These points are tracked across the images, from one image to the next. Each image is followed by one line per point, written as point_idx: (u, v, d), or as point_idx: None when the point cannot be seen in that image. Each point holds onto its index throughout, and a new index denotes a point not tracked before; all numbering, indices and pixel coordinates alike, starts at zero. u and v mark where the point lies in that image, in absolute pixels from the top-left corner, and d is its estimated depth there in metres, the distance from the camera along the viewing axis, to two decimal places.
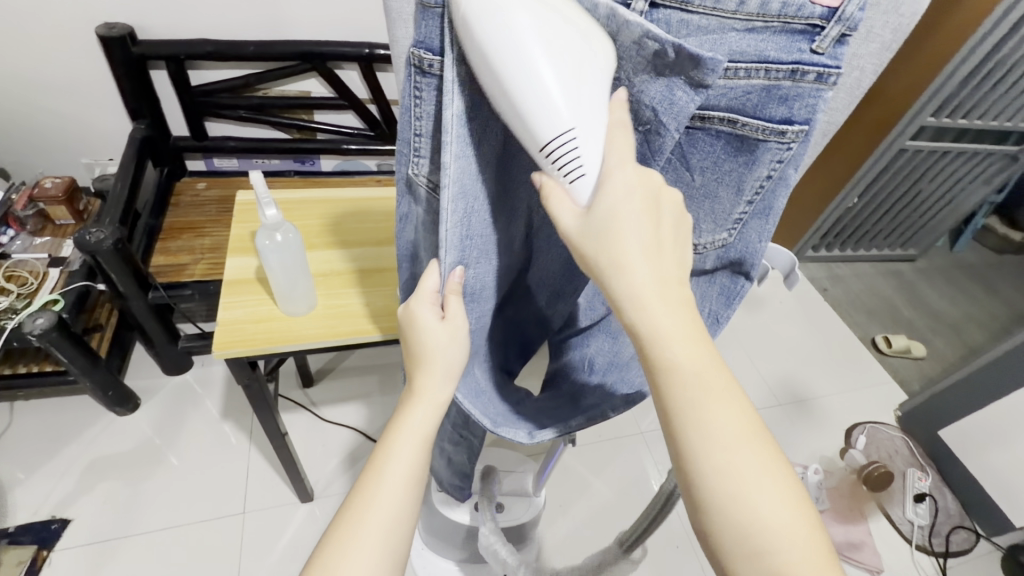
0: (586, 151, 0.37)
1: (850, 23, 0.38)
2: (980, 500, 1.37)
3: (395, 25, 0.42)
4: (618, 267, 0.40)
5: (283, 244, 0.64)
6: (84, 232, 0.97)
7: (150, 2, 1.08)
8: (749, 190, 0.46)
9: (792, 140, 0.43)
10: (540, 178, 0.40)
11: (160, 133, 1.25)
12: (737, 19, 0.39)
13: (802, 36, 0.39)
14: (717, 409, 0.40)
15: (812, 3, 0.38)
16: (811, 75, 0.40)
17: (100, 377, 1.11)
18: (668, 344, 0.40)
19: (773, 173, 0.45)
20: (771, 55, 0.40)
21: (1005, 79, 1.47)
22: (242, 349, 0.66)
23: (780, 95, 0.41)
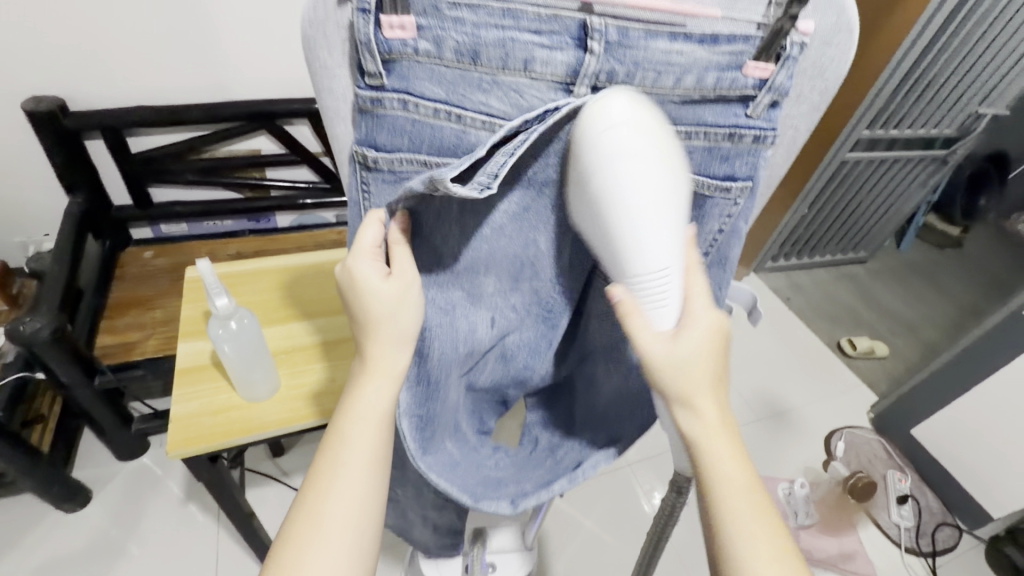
0: (670, 285, 0.42)
1: (781, 90, 0.41)
2: (958, 495, 1.41)
3: (333, 124, 0.45)
4: (687, 392, 0.44)
5: (238, 332, 0.61)
6: (16, 322, 0.89)
7: (83, 72, 1.04)
8: (703, 242, 0.47)
9: (737, 195, 0.45)
10: (617, 294, 0.43)
11: (100, 205, 1.18)
12: (676, 94, 0.41)
13: (737, 104, 0.42)
14: (756, 520, 0.43)
15: (743, 76, 0.41)
16: (748, 138, 0.43)
17: (44, 475, 1.02)
18: (723, 459, 0.44)
19: (724, 227, 0.46)
20: (710, 120, 0.42)
21: (926, 92, 1.59)
22: (199, 446, 0.61)
23: (722, 155, 0.43)
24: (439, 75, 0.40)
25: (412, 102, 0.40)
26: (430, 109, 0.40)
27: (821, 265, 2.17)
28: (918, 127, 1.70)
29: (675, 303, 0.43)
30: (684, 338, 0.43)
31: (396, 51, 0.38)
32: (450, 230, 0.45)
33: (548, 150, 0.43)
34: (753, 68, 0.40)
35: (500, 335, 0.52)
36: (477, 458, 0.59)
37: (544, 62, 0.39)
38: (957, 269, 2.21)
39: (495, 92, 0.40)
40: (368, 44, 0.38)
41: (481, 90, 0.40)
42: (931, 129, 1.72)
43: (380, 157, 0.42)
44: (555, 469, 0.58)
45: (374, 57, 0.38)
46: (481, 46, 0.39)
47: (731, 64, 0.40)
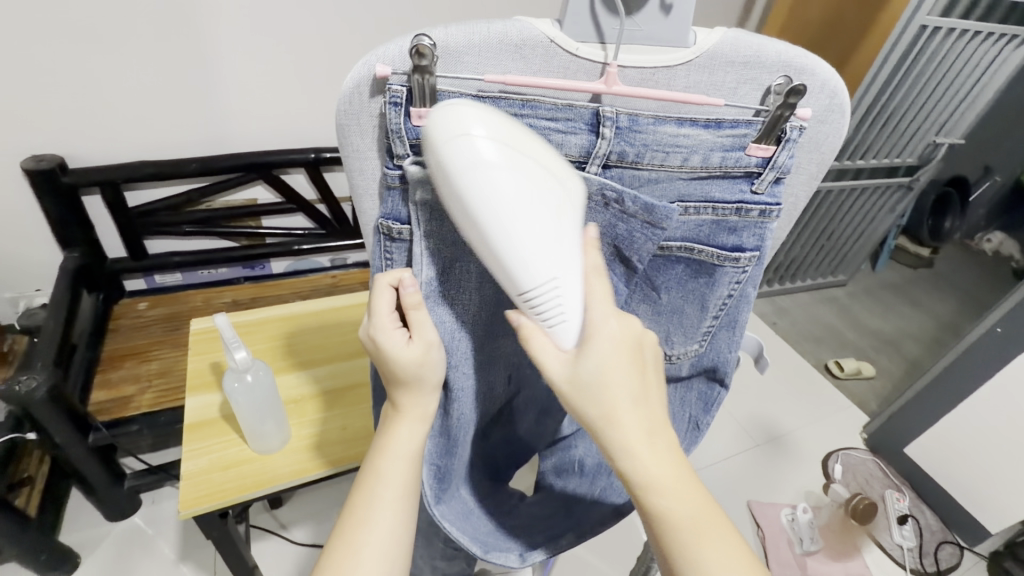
0: (564, 298, 0.40)
1: (782, 168, 0.43)
2: (956, 512, 1.43)
3: (362, 200, 0.47)
4: (607, 416, 0.40)
5: (253, 384, 0.61)
6: (13, 381, 0.88)
7: (84, 130, 1.06)
8: (713, 307, 0.49)
9: (746, 264, 0.46)
10: (517, 318, 0.42)
11: (95, 258, 1.18)
12: (683, 172, 0.43)
13: (742, 181, 0.44)
14: (704, 545, 0.39)
15: (747, 155, 0.43)
16: (754, 212, 0.44)
17: (30, 541, 0.98)
18: (658, 484, 0.40)
19: (734, 292, 0.48)
20: (716, 196, 0.44)
21: (886, 125, 1.70)
22: (211, 503, 0.60)
23: (729, 226, 0.45)
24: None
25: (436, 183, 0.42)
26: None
27: (803, 290, 2.24)
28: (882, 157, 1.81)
29: (575, 316, 0.41)
30: (587, 357, 0.40)
31: (423, 136, 0.41)
32: (472, 297, 0.48)
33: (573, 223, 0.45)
34: (755, 149, 0.43)
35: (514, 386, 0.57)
36: (491, 509, 0.62)
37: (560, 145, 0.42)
38: (934, 288, 2.29)
39: None
40: (398, 132, 0.40)
41: None
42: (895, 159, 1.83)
43: (404, 229, 0.44)
44: (566, 520, 0.61)
45: (403, 142, 0.40)
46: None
47: (735, 145, 0.43)
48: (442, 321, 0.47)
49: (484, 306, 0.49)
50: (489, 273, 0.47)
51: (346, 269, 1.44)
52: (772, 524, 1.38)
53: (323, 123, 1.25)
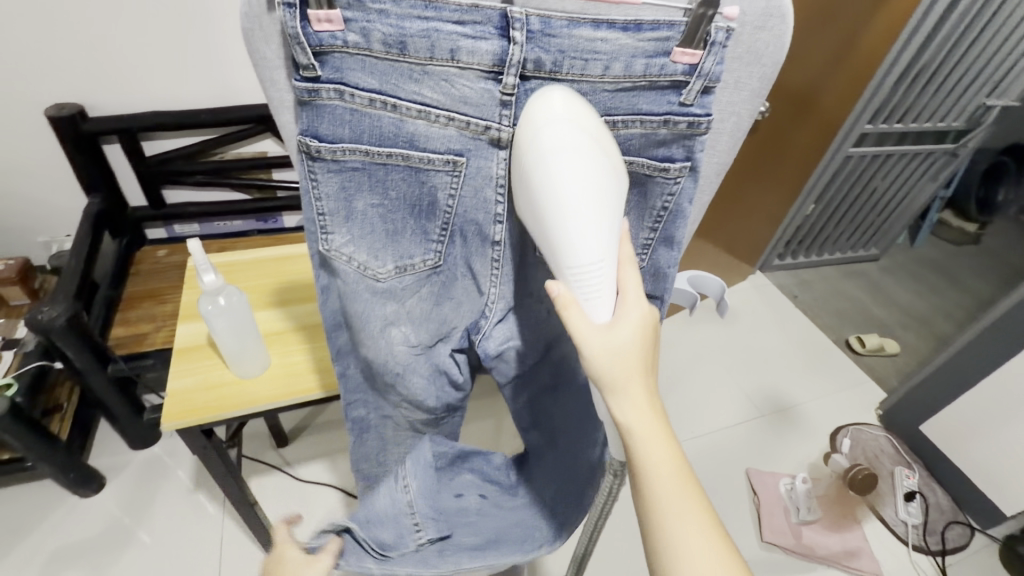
0: (603, 279, 0.47)
1: (710, 76, 0.45)
2: (969, 492, 1.38)
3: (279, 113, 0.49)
4: (623, 382, 0.47)
5: (227, 308, 0.64)
6: (36, 312, 0.95)
7: (102, 80, 1.11)
8: (651, 217, 0.54)
9: (677, 175, 0.50)
10: (557, 288, 0.48)
11: (116, 205, 1.24)
12: (606, 82, 0.45)
13: (670, 92, 0.46)
14: (679, 493, 0.47)
15: (672, 62, 0.44)
16: (682, 124, 0.47)
17: (61, 460, 1.07)
18: (651, 439, 0.47)
19: (668, 204, 0.53)
20: (643, 108, 0.47)
21: (930, 84, 1.57)
22: (190, 419, 0.65)
23: (659, 140, 0.49)
24: (371, 67, 0.43)
25: (348, 93, 0.44)
26: (366, 100, 0.44)
27: (830, 262, 2.15)
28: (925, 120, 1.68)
29: (608, 294, 0.48)
30: (619, 328, 0.47)
31: (326, 44, 0.42)
32: (365, 208, 0.50)
33: (483, 141, 0.47)
34: (680, 54, 0.44)
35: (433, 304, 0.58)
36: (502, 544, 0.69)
37: (470, 52, 0.43)
38: (976, 264, 2.16)
39: (426, 81, 0.44)
40: (297, 37, 0.41)
41: (413, 80, 0.44)
42: (941, 123, 1.70)
43: (322, 147, 0.46)
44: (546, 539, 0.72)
45: (305, 50, 0.41)
46: (406, 37, 0.41)
47: (658, 51, 0.44)
48: (346, 240, 0.51)
49: (385, 216, 0.51)
50: (377, 183, 0.49)
51: None
52: (769, 493, 1.36)
53: None
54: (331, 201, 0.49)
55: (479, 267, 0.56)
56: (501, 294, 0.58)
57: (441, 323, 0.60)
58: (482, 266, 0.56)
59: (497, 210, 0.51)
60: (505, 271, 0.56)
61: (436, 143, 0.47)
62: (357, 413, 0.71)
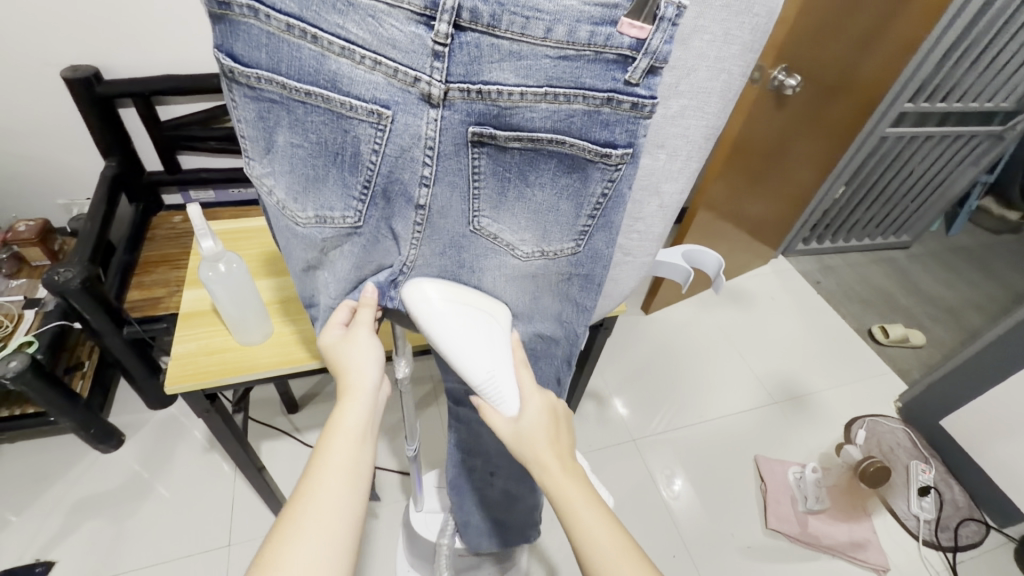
0: (504, 385, 0.49)
1: (658, 56, 0.37)
2: (987, 490, 1.34)
3: None
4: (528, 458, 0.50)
5: (226, 274, 0.63)
6: (52, 273, 0.97)
7: (114, 41, 1.10)
8: (589, 206, 0.45)
9: (618, 162, 0.41)
10: (474, 400, 0.51)
11: (134, 170, 1.25)
12: (548, 46, 0.37)
13: (615, 65, 0.38)
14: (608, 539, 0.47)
15: (619, 34, 0.36)
16: (626, 105, 0.39)
17: (81, 416, 1.10)
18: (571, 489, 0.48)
19: (608, 190, 0.44)
20: (587, 82, 0.38)
21: (979, 60, 1.47)
22: (193, 383, 0.65)
23: (602, 120, 0.40)
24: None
25: (263, 12, 0.36)
26: (283, 24, 0.37)
27: (856, 249, 2.06)
28: (970, 100, 1.58)
29: (513, 395, 0.50)
30: (523, 419, 0.50)
31: None
32: (285, 142, 0.43)
33: (411, 96, 0.38)
34: (627, 27, 0.36)
35: (354, 264, 0.50)
36: None
37: None
38: (1013, 257, 2.05)
39: (350, 14, 0.36)
40: None
41: (336, 11, 0.36)
42: (986, 102, 1.60)
43: (236, 69, 0.39)
44: None
45: None
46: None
47: (604, 19, 0.36)
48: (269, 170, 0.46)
49: (307, 159, 0.43)
50: (297, 121, 0.41)
51: None
52: (778, 481, 1.34)
53: None
54: (250, 127, 0.43)
55: (402, 231, 0.47)
56: (421, 257, 0.49)
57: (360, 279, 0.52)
58: (405, 232, 0.47)
59: (423, 172, 0.42)
60: (430, 235, 0.48)
61: (359, 88, 0.39)
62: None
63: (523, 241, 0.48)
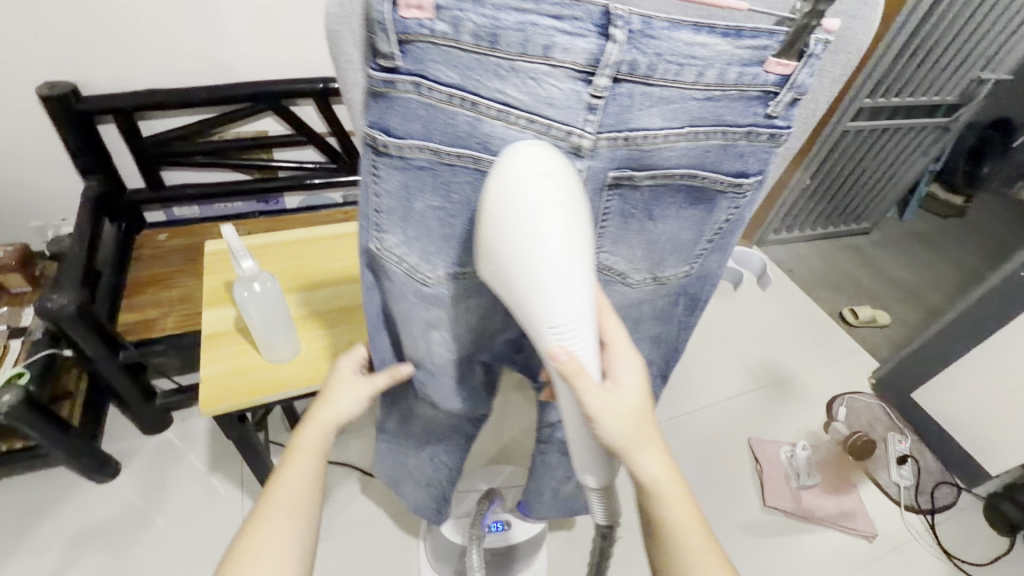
0: (588, 334, 0.43)
1: (800, 89, 0.42)
2: (956, 454, 1.45)
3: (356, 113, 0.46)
4: (620, 432, 0.45)
5: (262, 293, 0.63)
6: (44, 300, 0.92)
7: (93, 57, 1.05)
8: (710, 231, 0.54)
9: (747, 190, 0.50)
10: (557, 353, 0.42)
11: (115, 187, 1.20)
12: (698, 89, 0.41)
13: (758, 102, 0.43)
14: (678, 513, 0.48)
15: (765, 72, 0.41)
16: (764, 136, 0.45)
17: (75, 447, 1.05)
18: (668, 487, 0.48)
19: (730, 217, 0.53)
20: (729, 120, 0.43)
21: (927, 57, 1.59)
22: (228, 404, 0.65)
23: (737, 152, 0.46)
24: (454, 59, 0.38)
25: (425, 86, 0.39)
26: (444, 95, 0.39)
27: (824, 237, 2.18)
28: (919, 95, 1.71)
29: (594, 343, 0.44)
30: (615, 385, 0.46)
31: (411, 31, 0.37)
32: (423, 207, 0.47)
33: (562, 149, 0.41)
34: (774, 65, 0.41)
35: (477, 309, 0.57)
36: None
37: (564, 49, 0.37)
38: (966, 239, 2.21)
39: (511, 79, 0.38)
40: (383, 24, 0.36)
41: (497, 77, 0.38)
42: (934, 96, 1.73)
43: (391, 143, 0.42)
44: None
45: (389, 38, 0.37)
46: (500, 30, 0.36)
47: (753, 60, 0.40)
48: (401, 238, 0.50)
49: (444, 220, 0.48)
50: (438, 185, 0.45)
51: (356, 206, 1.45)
52: (771, 460, 1.42)
53: None
54: (391, 198, 0.47)
55: None
56: None
57: (478, 326, 0.60)
58: None
59: None
60: None
61: (509, 148, 0.41)
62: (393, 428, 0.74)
63: (636, 270, 0.55)
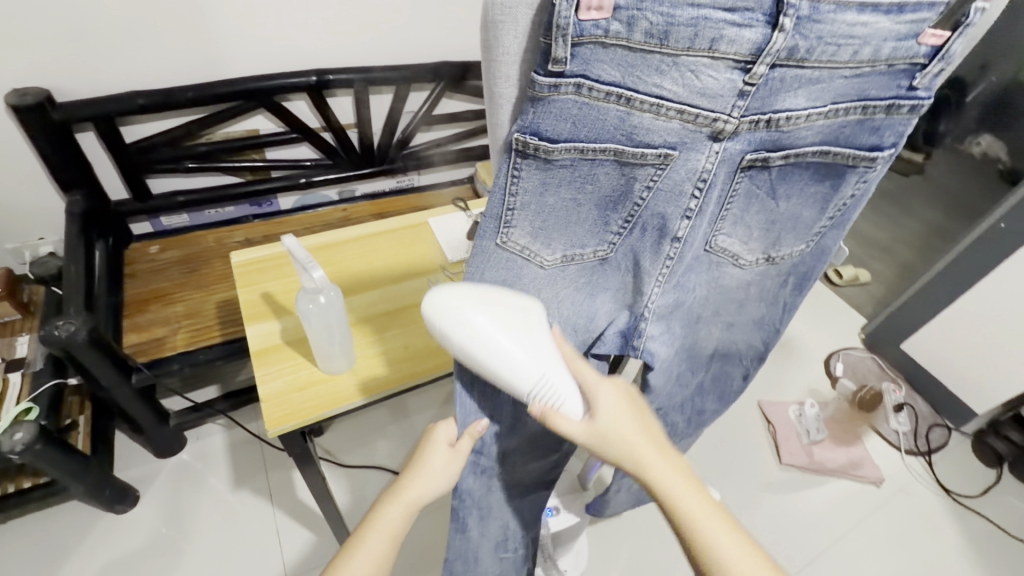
0: (558, 384, 0.50)
1: (949, 59, 0.44)
2: (946, 398, 1.55)
3: (497, 109, 0.45)
4: (622, 451, 0.51)
5: (327, 306, 0.60)
6: (51, 328, 0.86)
7: (65, 59, 0.96)
8: (833, 209, 0.55)
9: (880, 162, 0.51)
10: (536, 408, 0.50)
11: (100, 201, 1.12)
12: (847, 68, 0.42)
13: (903, 74, 0.45)
14: (699, 504, 0.50)
15: (918, 44, 0.43)
16: (904, 108, 0.47)
17: (93, 479, 1.00)
18: (667, 482, 0.51)
19: (856, 192, 0.54)
20: (872, 94, 0.45)
21: None
22: (296, 422, 0.62)
23: (873, 126, 0.48)
24: (619, 57, 0.38)
25: (587, 86, 0.39)
26: (602, 93, 0.40)
27: None
28: None
29: (572, 390, 0.51)
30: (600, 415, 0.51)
31: (586, 33, 0.37)
32: (555, 199, 0.47)
33: (703, 134, 0.43)
34: (929, 36, 0.42)
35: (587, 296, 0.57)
36: None
37: (730, 41, 0.39)
38: None
39: (671, 73, 0.40)
40: (564, 28, 0.36)
41: (659, 72, 0.39)
42: None
43: (543, 144, 0.42)
44: None
45: (566, 42, 0.36)
46: (673, 26, 0.37)
47: (910, 34, 0.42)
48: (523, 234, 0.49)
49: (567, 206, 0.48)
50: (575, 176, 0.45)
51: (355, 202, 1.40)
52: (782, 420, 1.48)
53: (321, 39, 1.15)
54: (526, 195, 0.46)
55: (649, 266, 0.53)
56: (660, 296, 0.55)
57: (589, 318, 0.59)
58: (652, 265, 0.53)
59: (689, 204, 0.48)
60: (672, 270, 0.53)
61: (654, 136, 0.43)
62: (467, 485, 0.70)
63: (750, 250, 0.57)
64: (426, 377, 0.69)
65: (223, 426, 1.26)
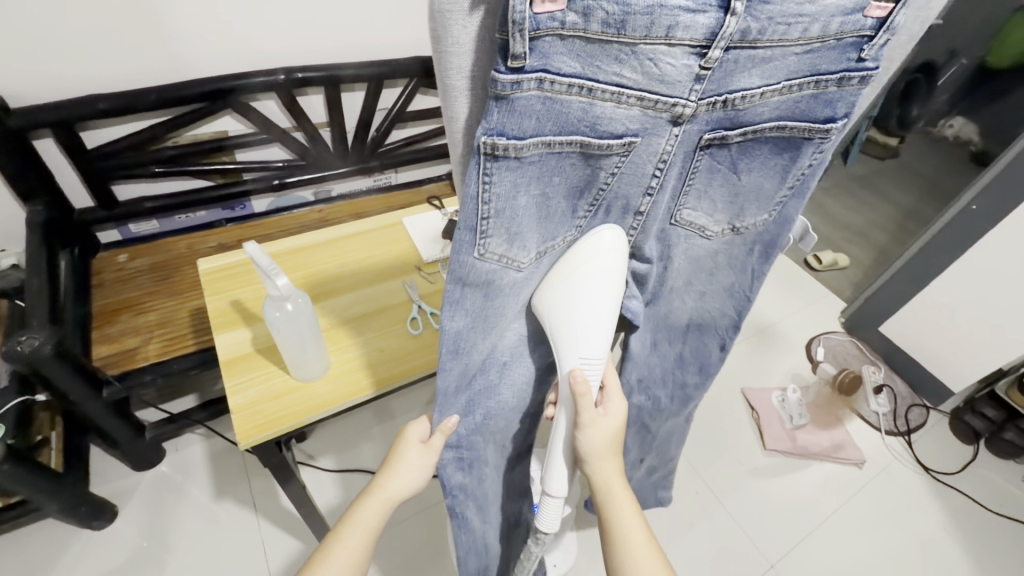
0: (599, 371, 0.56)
1: (892, 30, 0.43)
2: (924, 378, 1.58)
3: (451, 103, 0.42)
4: (596, 453, 0.59)
5: (295, 312, 0.59)
6: (13, 343, 0.83)
7: (18, 64, 0.93)
8: (793, 178, 0.52)
9: (834, 133, 0.49)
10: (577, 374, 0.54)
11: (62, 210, 1.09)
12: (797, 45, 0.41)
13: (852, 47, 0.43)
14: (631, 518, 0.61)
15: (863, 17, 0.42)
16: (855, 80, 0.45)
17: (68, 496, 0.97)
18: (618, 498, 0.61)
19: (813, 161, 0.52)
20: (823, 69, 0.43)
21: None
22: (269, 432, 0.61)
23: (826, 99, 0.46)
24: (578, 48, 0.36)
25: (549, 81, 0.36)
26: (564, 86, 0.37)
27: None
28: None
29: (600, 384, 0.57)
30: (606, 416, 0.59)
31: (543, 26, 0.34)
32: (526, 200, 0.44)
33: (663, 119, 0.42)
34: (874, 8, 0.41)
35: None
36: None
37: (685, 27, 0.37)
38: None
39: (631, 62, 0.38)
40: (520, 23, 0.33)
41: (618, 61, 0.37)
42: None
43: (510, 145, 0.39)
44: None
45: (523, 37, 0.33)
46: (630, 15, 0.35)
47: (854, 7, 0.41)
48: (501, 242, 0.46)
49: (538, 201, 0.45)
50: (544, 172, 0.43)
51: (331, 202, 1.38)
52: (766, 407, 1.50)
53: (289, 38, 1.12)
54: (499, 201, 0.43)
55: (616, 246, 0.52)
56: None
57: None
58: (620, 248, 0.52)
59: (651, 182, 0.48)
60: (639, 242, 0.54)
61: (615, 125, 0.41)
62: (457, 481, 0.69)
63: (715, 222, 0.56)
64: (403, 380, 0.68)
65: (203, 435, 1.23)
